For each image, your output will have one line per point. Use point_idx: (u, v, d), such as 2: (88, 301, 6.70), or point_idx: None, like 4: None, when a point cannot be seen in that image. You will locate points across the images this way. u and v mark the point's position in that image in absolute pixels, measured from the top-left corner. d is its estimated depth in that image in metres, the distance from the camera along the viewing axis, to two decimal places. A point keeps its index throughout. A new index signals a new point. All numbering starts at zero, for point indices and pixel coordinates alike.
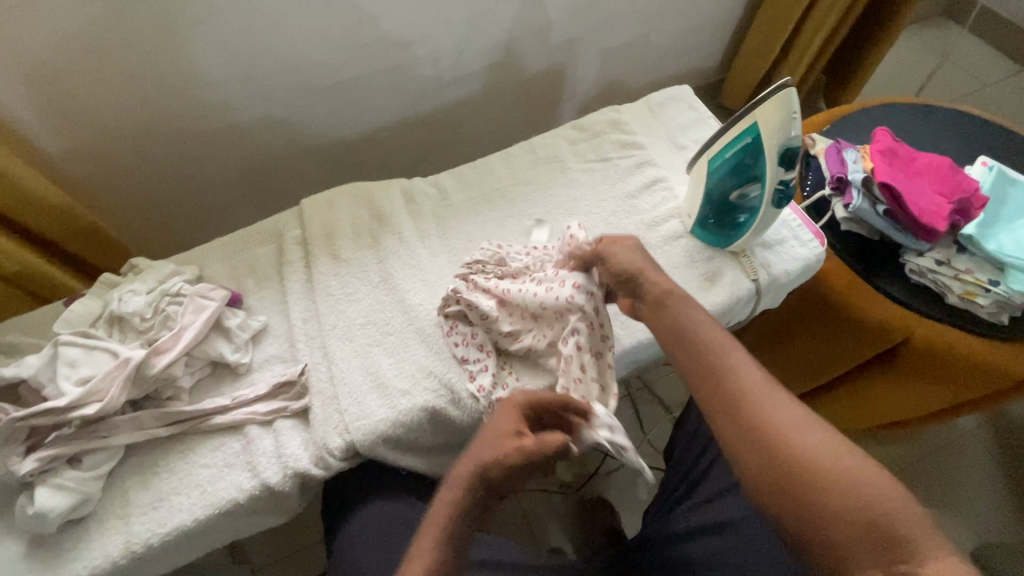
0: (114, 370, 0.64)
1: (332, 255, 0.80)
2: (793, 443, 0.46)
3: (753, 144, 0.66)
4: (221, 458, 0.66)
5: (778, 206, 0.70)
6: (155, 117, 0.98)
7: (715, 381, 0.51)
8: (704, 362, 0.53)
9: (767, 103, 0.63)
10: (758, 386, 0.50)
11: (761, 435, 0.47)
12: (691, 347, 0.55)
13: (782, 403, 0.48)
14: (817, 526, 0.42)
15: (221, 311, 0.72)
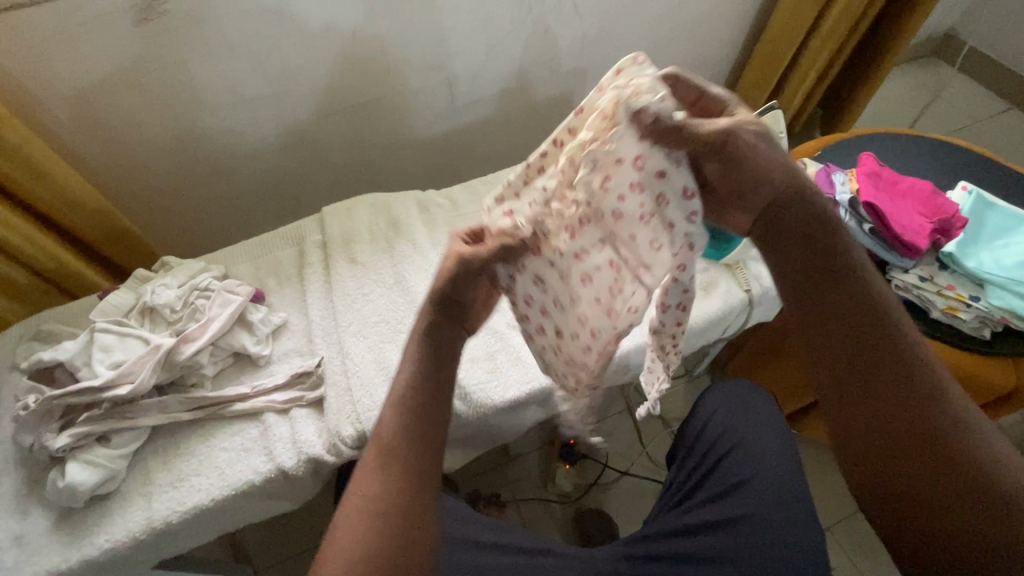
0: (146, 355, 0.68)
1: (350, 258, 0.86)
2: (958, 434, 0.46)
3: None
4: (240, 442, 0.70)
5: None
6: (190, 129, 1.05)
7: (890, 354, 0.48)
8: (871, 334, 0.49)
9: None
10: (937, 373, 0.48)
11: (930, 424, 0.46)
12: (862, 308, 0.50)
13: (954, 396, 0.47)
14: (946, 507, 0.45)
15: (245, 305, 0.77)
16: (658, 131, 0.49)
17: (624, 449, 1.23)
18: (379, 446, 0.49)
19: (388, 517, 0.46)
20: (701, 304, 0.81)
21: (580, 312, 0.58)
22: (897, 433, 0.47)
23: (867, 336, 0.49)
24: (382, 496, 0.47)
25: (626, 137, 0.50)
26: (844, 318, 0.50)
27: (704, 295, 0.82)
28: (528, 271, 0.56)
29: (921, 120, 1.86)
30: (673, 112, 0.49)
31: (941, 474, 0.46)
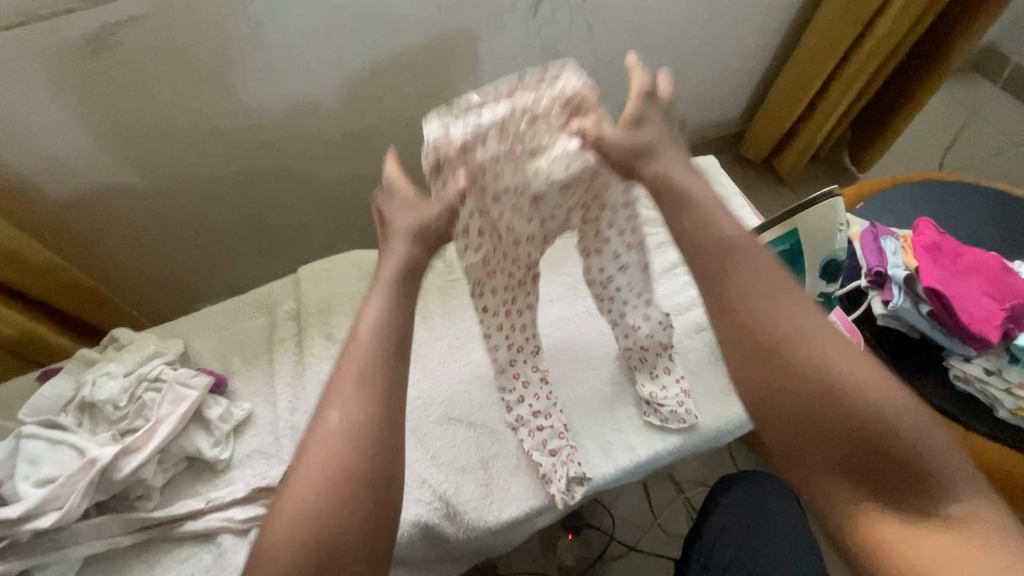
0: (78, 473, 0.58)
1: (327, 333, 0.75)
2: (853, 394, 0.35)
3: (794, 249, 0.64)
4: (190, 572, 0.60)
5: None
6: (156, 168, 0.94)
7: (762, 312, 0.38)
8: (737, 294, 0.38)
9: (816, 208, 0.62)
10: (798, 318, 0.37)
11: (823, 387, 0.35)
12: (743, 262, 0.39)
13: (828, 340, 0.36)
14: (853, 473, 0.35)
15: (203, 400, 0.66)
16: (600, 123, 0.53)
17: (632, 517, 1.13)
18: (348, 406, 0.37)
19: (366, 501, 0.35)
20: (730, 404, 0.72)
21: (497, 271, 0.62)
22: (791, 405, 0.36)
23: (725, 297, 0.39)
24: (343, 469, 0.35)
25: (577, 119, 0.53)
26: (720, 284, 0.39)
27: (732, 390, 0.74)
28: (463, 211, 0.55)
29: (957, 145, 1.73)
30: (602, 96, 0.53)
31: (859, 452, 0.34)
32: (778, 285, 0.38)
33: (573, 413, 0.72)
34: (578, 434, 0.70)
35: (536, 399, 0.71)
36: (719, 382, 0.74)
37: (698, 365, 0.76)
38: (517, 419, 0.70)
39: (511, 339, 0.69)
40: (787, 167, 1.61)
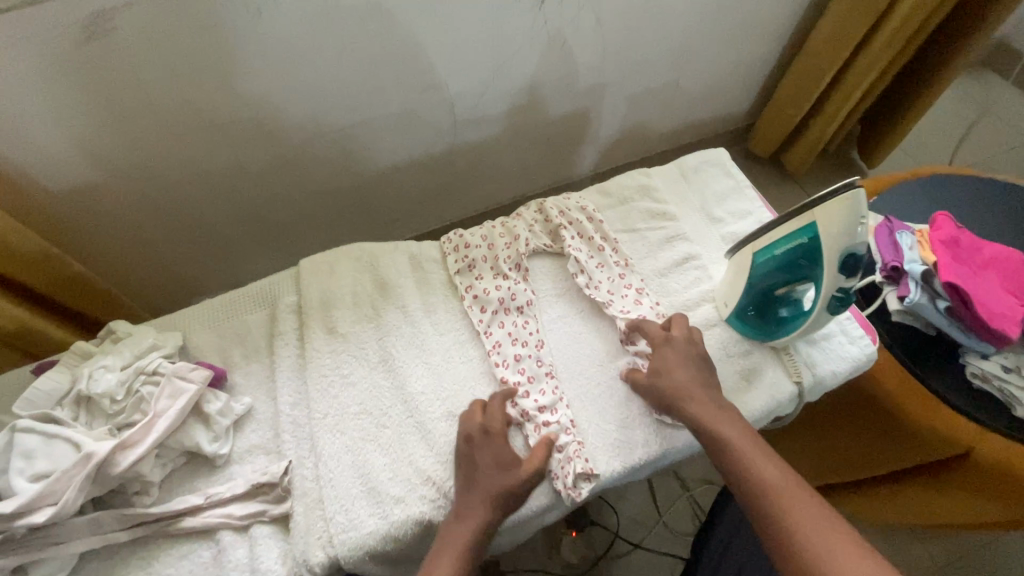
0: (73, 468, 0.56)
1: (328, 328, 0.73)
2: (826, 552, 0.47)
3: (810, 245, 0.58)
4: (188, 569, 0.58)
5: (833, 311, 0.61)
6: (156, 159, 0.92)
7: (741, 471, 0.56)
8: (723, 450, 0.58)
9: (831, 203, 0.56)
10: (782, 491, 0.53)
11: (801, 546, 0.48)
12: (719, 418, 0.61)
13: (810, 513, 0.50)
14: None
15: (201, 393, 0.65)
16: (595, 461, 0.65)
17: (636, 514, 1.11)
18: None
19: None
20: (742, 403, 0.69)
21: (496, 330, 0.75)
22: (787, 554, 0.49)
23: (720, 457, 0.58)
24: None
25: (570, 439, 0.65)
26: (710, 441, 0.60)
27: (746, 388, 0.70)
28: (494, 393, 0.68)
29: (968, 140, 1.70)
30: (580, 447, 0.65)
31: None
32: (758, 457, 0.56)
33: (580, 409, 0.70)
34: (585, 430, 0.69)
35: (542, 394, 0.70)
36: (730, 379, 0.71)
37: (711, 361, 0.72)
38: (523, 413, 0.68)
39: (513, 334, 0.74)
40: (796, 162, 1.58)
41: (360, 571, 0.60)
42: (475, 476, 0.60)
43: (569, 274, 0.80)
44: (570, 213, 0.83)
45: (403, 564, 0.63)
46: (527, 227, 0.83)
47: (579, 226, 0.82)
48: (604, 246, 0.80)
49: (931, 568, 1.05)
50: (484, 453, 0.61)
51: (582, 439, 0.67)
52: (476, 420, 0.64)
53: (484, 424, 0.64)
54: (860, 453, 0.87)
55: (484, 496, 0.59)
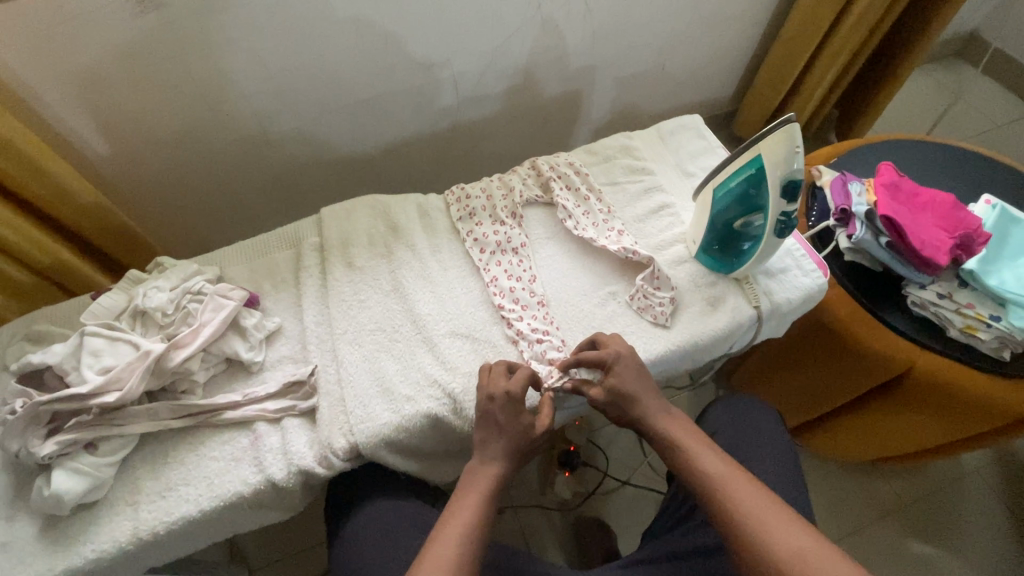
0: (135, 362, 0.66)
1: (347, 263, 0.84)
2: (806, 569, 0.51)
3: (757, 175, 0.70)
4: (229, 452, 0.68)
5: (780, 236, 0.72)
6: (190, 126, 1.03)
7: (725, 507, 0.58)
8: (705, 487, 0.61)
9: (773, 136, 0.66)
10: (760, 513, 0.56)
11: (729, 510, 0.58)
12: (696, 453, 0.64)
13: (790, 533, 0.54)
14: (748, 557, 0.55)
15: (238, 310, 0.75)
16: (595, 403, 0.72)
17: (624, 457, 1.21)
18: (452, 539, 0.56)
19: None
20: (707, 323, 0.79)
21: (493, 271, 0.84)
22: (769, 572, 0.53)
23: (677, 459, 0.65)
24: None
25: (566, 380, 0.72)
26: (694, 481, 0.62)
27: (711, 312, 0.80)
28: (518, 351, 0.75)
29: (940, 123, 1.81)
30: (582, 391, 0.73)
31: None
32: (739, 485, 0.59)
33: (568, 330, 0.80)
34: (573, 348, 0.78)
35: (534, 318, 0.79)
36: (697, 305, 0.81)
37: (682, 289, 0.82)
38: (518, 333, 0.78)
39: (508, 270, 0.84)
40: None
41: (376, 458, 0.70)
42: (499, 433, 0.65)
43: (557, 220, 0.90)
44: (559, 168, 0.93)
45: (412, 456, 0.73)
46: (521, 181, 0.93)
47: (567, 179, 0.92)
48: (589, 196, 0.91)
49: (895, 503, 1.14)
50: (507, 415, 0.65)
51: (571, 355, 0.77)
52: (502, 385, 0.67)
53: (509, 388, 0.67)
54: (820, 386, 0.97)
55: (506, 448, 0.65)
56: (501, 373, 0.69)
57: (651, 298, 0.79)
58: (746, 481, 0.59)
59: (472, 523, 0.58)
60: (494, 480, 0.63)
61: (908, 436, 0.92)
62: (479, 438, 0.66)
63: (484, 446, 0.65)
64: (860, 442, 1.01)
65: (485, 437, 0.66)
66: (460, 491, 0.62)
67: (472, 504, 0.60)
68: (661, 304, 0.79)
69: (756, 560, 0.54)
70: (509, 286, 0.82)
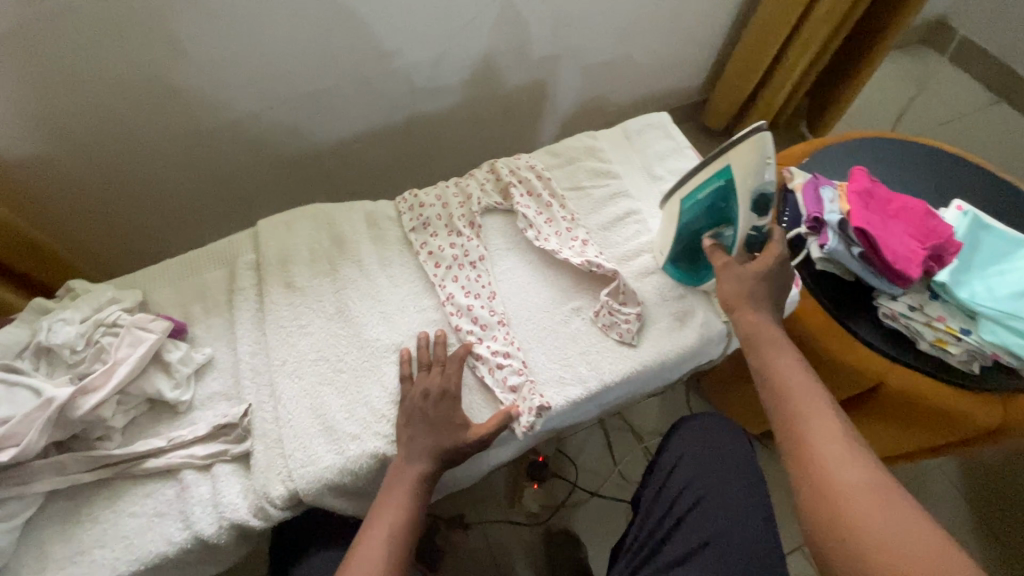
0: (34, 412, 0.58)
1: (286, 283, 0.76)
2: (865, 512, 0.48)
3: (728, 186, 0.66)
4: (152, 506, 0.61)
5: (752, 251, 0.69)
6: (110, 124, 0.92)
7: (803, 425, 0.56)
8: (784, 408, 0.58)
9: (743, 146, 0.62)
10: (842, 455, 0.52)
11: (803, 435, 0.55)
12: (780, 358, 0.62)
13: (860, 478, 0.50)
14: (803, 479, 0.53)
15: (161, 343, 0.67)
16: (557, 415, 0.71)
17: (593, 466, 1.19)
18: None
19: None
20: (675, 340, 0.74)
21: (449, 288, 0.77)
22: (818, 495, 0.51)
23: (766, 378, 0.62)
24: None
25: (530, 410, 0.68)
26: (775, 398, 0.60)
27: (679, 327, 0.76)
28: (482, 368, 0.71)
29: (909, 111, 1.79)
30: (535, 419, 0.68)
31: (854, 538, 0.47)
32: (822, 415, 0.56)
33: (531, 350, 0.74)
34: (537, 371, 0.72)
35: (494, 340, 0.73)
36: (664, 320, 0.76)
37: (649, 304, 0.77)
38: (477, 358, 0.71)
39: (465, 286, 0.77)
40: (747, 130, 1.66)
41: (319, 504, 0.64)
42: (426, 432, 0.64)
43: (517, 228, 0.83)
44: (519, 172, 0.87)
45: (360, 498, 0.68)
46: (479, 186, 0.86)
47: (527, 184, 0.86)
48: (551, 202, 0.84)
49: None
50: (437, 412, 0.65)
51: (533, 374, 0.71)
52: (436, 380, 0.67)
53: (443, 385, 0.67)
54: None
55: (429, 449, 0.63)
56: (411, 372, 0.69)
57: (617, 315, 0.74)
58: (827, 416, 0.56)
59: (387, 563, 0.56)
60: (416, 480, 0.62)
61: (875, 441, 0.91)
62: (404, 436, 0.64)
63: (409, 447, 0.63)
64: None
65: (411, 436, 0.64)
66: (384, 496, 0.61)
67: (382, 534, 0.58)
68: (627, 322, 0.74)
69: (812, 484, 0.52)
70: (467, 304, 0.75)
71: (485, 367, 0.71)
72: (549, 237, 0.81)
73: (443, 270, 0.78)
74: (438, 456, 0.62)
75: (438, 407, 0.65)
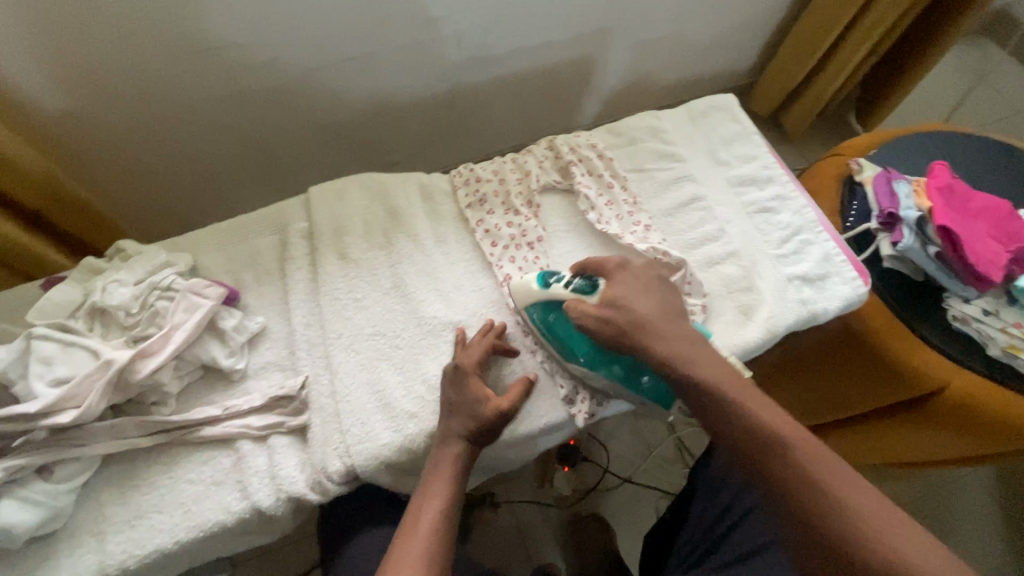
0: (94, 374, 0.57)
1: (340, 254, 0.74)
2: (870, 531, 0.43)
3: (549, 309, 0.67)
4: (209, 474, 0.61)
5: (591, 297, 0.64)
6: (154, 80, 0.89)
7: (786, 467, 0.48)
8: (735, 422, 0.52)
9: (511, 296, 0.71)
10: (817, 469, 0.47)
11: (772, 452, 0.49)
12: (699, 364, 0.57)
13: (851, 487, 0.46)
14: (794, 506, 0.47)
15: (216, 310, 0.65)
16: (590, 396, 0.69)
17: (625, 453, 1.18)
18: None
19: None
20: (742, 334, 0.72)
21: (507, 269, 0.74)
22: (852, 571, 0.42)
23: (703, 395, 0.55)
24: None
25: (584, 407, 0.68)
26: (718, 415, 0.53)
27: (744, 321, 0.73)
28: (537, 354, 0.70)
29: (964, 106, 1.71)
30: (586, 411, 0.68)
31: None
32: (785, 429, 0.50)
33: None
34: None
35: None
36: (729, 314, 0.74)
37: (713, 295, 0.75)
38: (534, 342, 0.71)
39: (523, 268, 0.74)
40: (793, 126, 1.58)
41: (375, 481, 0.63)
42: (454, 412, 0.61)
43: (576, 209, 0.80)
44: (580, 150, 0.83)
45: (414, 477, 0.67)
46: (537, 163, 0.82)
47: (588, 163, 0.82)
48: (613, 183, 0.81)
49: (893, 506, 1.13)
50: (459, 392, 0.62)
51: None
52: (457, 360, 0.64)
53: (462, 364, 0.64)
54: (835, 396, 0.91)
55: (462, 429, 0.59)
56: (461, 345, 0.67)
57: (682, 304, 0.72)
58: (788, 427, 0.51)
59: (434, 552, 0.50)
60: (455, 460, 0.58)
61: (914, 448, 0.87)
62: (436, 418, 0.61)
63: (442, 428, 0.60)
64: (858, 450, 0.96)
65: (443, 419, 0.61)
66: (425, 484, 0.57)
67: (431, 523, 0.52)
68: (692, 312, 0.72)
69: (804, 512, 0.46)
70: None
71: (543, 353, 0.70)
72: (611, 221, 0.77)
73: (501, 250, 0.76)
74: (471, 437, 0.59)
75: (463, 388, 0.62)
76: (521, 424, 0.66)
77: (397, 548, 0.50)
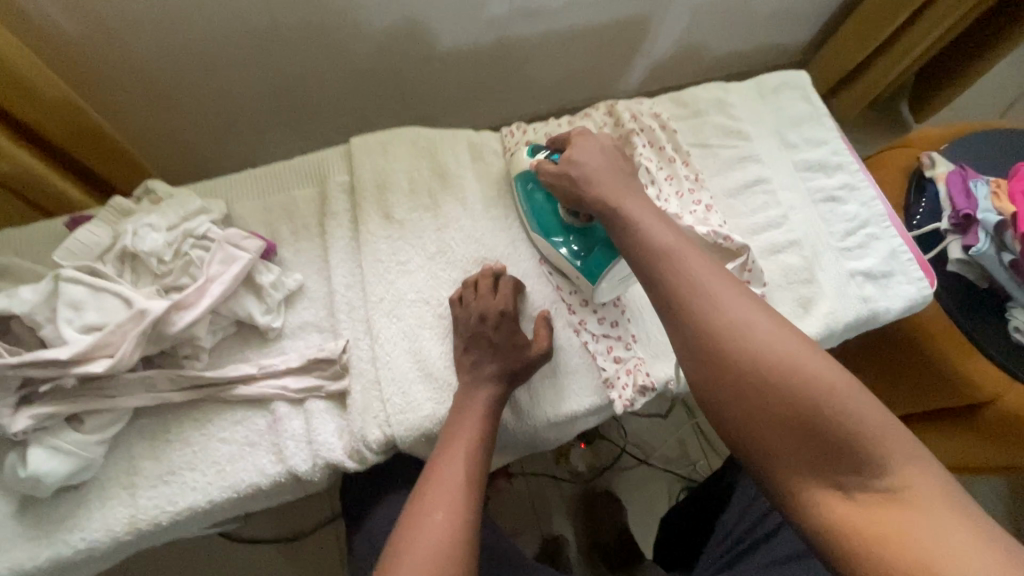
0: (127, 324, 0.53)
1: (384, 213, 0.69)
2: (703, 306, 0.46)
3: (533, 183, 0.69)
4: (244, 434, 0.58)
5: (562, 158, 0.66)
6: (177, 10, 0.80)
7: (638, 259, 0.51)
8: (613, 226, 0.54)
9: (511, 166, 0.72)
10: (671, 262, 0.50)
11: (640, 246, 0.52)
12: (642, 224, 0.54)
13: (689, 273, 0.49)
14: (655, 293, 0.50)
15: (254, 264, 0.61)
16: (627, 377, 0.64)
17: (643, 433, 1.17)
18: (447, 504, 0.47)
19: (474, 544, 0.46)
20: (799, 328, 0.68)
21: None
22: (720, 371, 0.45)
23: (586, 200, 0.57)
24: (462, 506, 0.48)
25: (628, 395, 0.63)
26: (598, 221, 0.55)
27: (802, 315, 0.70)
28: (581, 335, 0.66)
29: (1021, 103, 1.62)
30: (628, 399, 0.63)
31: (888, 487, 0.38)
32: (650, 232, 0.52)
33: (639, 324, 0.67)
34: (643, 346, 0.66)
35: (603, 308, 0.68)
36: (787, 306, 0.70)
37: (772, 286, 0.71)
38: (580, 322, 0.66)
39: None
40: (843, 110, 1.49)
41: (413, 451, 0.61)
42: (491, 355, 0.60)
43: None
44: (642, 120, 0.77)
45: None
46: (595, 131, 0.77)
47: (650, 134, 0.77)
48: (675, 158, 0.75)
49: None
50: (500, 333, 0.61)
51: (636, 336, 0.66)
52: (488, 304, 0.61)
53: (500, 306, 0.62)
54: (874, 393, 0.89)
55: (498, 371, 0.59)
56: (489, 286, 0.63)
57: None
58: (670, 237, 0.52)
59: (471, 470, 0.51)
60: (490, 402, 0.57)
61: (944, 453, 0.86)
62: (469, 362, 0.60)
63: (474, 372, 0.59)
64: None
65: (476, 360, 0.60)
66: (453, 417, 0.56)
67: (465, 444, 0.53)
68: None
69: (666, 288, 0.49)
70: None
71: (589, 335, 0.66)
72: (671, 199, 0.72)
73: None
74: (507, 378, 0.59)
75: (496, 336, 0.60)
76: (564, 404, 0.63)
77: (434, 463, 0.51)
